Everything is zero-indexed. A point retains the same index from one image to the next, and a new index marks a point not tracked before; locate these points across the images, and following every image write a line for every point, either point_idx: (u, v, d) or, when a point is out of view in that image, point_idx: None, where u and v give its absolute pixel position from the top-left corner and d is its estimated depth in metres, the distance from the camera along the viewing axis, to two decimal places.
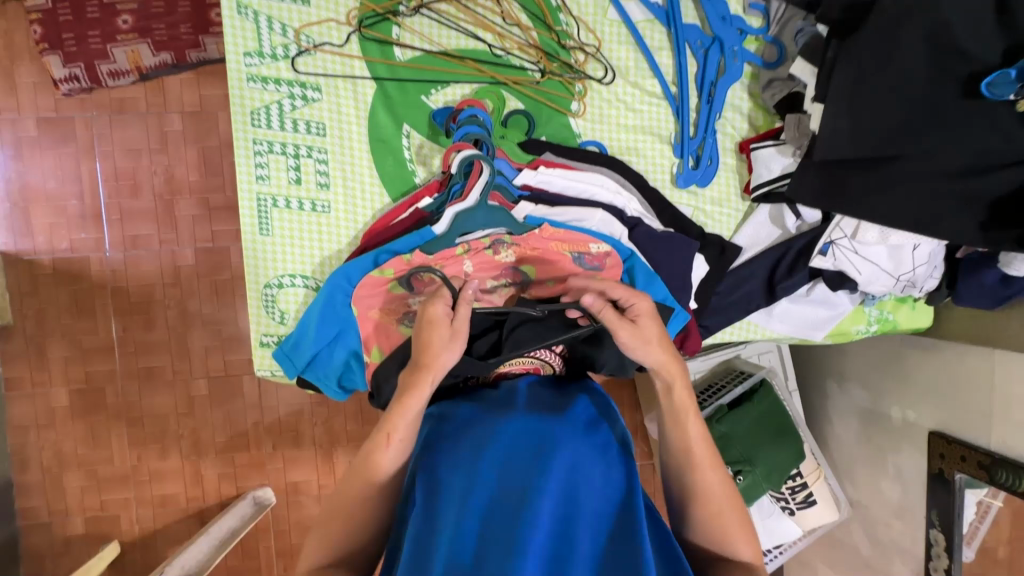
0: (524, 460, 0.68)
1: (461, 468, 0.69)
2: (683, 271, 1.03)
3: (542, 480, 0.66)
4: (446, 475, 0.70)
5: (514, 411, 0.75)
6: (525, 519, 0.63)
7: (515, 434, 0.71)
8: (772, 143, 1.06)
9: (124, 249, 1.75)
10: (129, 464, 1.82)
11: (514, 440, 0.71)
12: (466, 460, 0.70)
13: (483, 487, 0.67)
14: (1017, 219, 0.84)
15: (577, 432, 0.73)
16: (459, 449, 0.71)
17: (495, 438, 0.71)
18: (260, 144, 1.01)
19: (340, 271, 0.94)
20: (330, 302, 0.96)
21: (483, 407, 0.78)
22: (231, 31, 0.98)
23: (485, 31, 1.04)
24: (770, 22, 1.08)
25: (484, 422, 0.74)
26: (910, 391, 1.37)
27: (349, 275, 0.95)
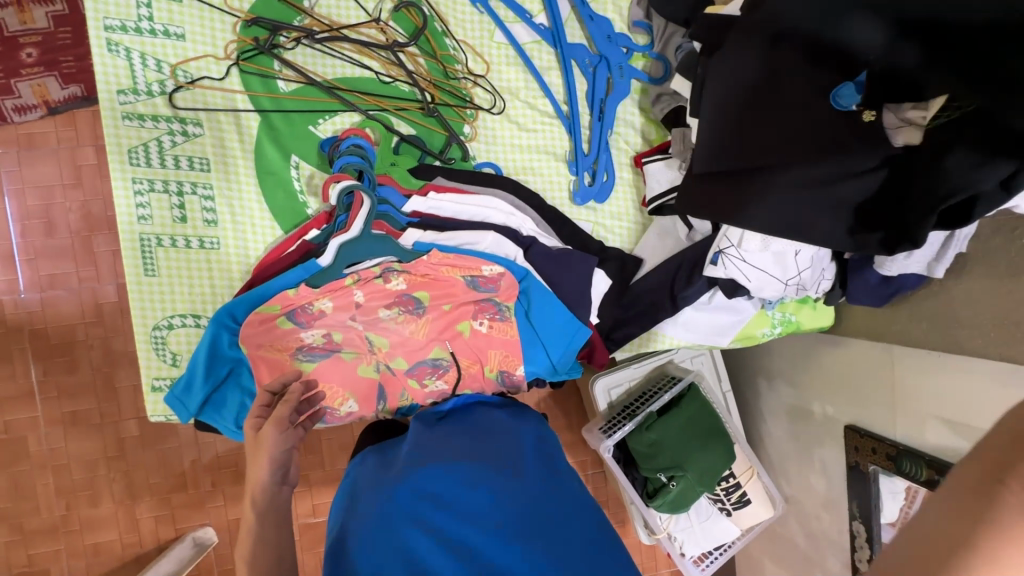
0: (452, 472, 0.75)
1: (381, 501, 0.72)
2: (581, 289, 1.03)
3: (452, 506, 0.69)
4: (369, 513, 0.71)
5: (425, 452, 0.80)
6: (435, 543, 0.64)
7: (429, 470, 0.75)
8: (660, 158, 1.08)
9: (40, 290, 1.68)
10: (57, 514, 1.73)
11: (431, 474, 0.74)
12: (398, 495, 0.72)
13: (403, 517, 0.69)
14: (879, 220, 0.86)
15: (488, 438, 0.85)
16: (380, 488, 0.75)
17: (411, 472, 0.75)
18: (140, 183, 0.98)
19: (222, 309, 0.90)
20: (215, 342, 0.92)
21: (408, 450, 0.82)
22: (100, 68, 0.95)
23: (370, 59, 1.04)
24: (654, 40, 1.11)
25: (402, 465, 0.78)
26: (827, 386, 1.41)
27: (233, 313, 0.91)
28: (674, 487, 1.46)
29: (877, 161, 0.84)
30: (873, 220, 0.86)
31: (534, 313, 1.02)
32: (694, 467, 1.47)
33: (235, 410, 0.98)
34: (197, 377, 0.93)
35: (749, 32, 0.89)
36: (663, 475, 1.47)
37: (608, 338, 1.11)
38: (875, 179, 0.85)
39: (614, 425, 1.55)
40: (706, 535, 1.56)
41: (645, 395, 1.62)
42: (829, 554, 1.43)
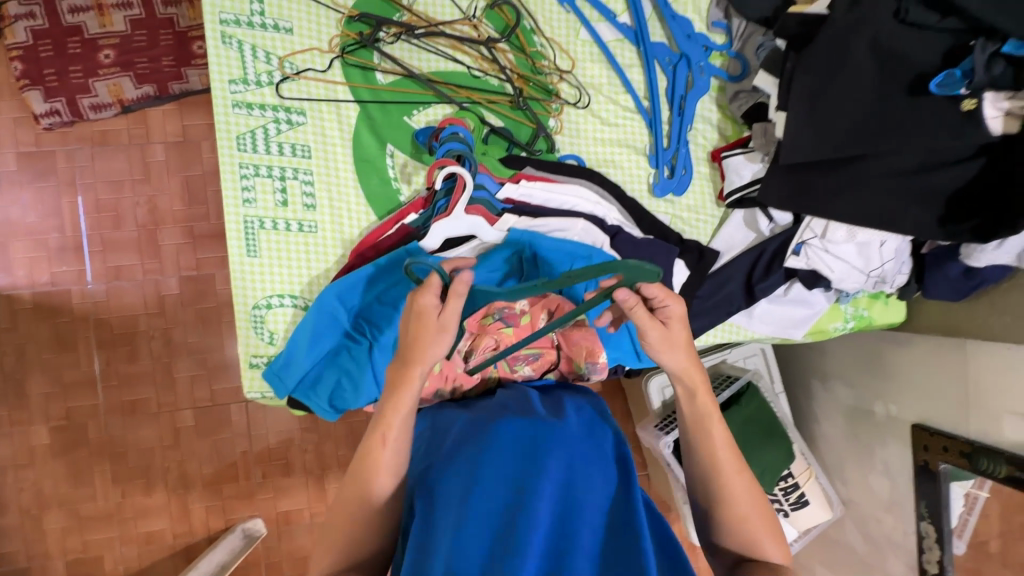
0: (519, 457, 0.72)
1: (464, 454, 0.74)
2: (663, 279, 1.06)
3: (540, 482, 0.67)
4: (454, 475, 0.71)
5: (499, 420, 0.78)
6: (524, 515, 0.64)
7: (510, 433, 0.76)
8: (740, 151, 1.11)
9: (106, 280, 1.73)
10: (113, 501, 1.75)
11: (520, 448, 0.73)
12: (464, 472, 0.71)
13: (490, 488, 0.68)
14: (974, 210, 0.89)
15: (569, 430, 0.77)
16: (462, 448, 0.75)
17: (496, 438, 0.75)
18: (246, 168, 1.02)
19: (331, 292, 0.95)
20: (320, 319, 0.96)
21: (480, 414, 0.83)
22: (215, 60, 1.00)
23: (463, 53, 1.09)
24: (733, 38, 1.15)
25: (474, 437, 0.76)
26: (891, 385, 1.41)
27: (340, 296, 0.96)
28: None
29: (973, 150, 0.88)
30: (967, 207, 0.89)
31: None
32: (753, 465, 1.46)
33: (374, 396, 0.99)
34: (307, 348, 0.97)
35: (844, 32, 0.91)
36: None
37: (685, 329, 1.13)
38: (967, 171, 0.89)
39: (669, 423, 1.56)
40: None
41: None
42: (891, 559, 1.42)
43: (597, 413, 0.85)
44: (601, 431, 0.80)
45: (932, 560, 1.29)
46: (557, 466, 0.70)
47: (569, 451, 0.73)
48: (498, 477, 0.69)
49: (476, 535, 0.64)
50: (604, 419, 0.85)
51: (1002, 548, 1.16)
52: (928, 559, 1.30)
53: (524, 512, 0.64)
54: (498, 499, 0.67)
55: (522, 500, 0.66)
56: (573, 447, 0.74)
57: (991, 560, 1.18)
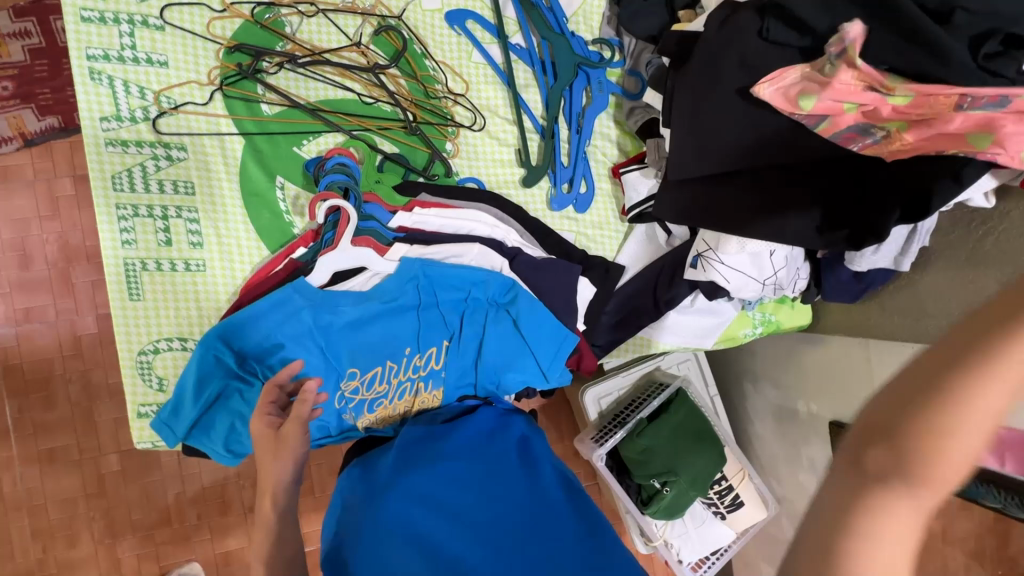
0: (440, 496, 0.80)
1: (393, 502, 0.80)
2: (567, 299, 1.06)
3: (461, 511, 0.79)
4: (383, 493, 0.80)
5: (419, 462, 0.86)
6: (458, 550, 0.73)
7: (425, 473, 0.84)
8: (636, 168, 1.12)
9: (16, 324, 1.64)
10: (33, 558, 1.65)
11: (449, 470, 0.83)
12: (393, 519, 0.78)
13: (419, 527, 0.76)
14: (846, 218, 0.92)
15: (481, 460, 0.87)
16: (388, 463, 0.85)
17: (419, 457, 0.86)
18: (123, 209, 0.97)
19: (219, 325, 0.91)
20: (204, 364, 0.91)
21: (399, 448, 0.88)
22: (84, 97, 0.95)
23: (352, 81, 1.06)
24: (626, 56, 1.17)
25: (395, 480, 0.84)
26: (811, 383, 1.44)
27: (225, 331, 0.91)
28: (668, 492, 1.47)
29: (841, 161, 0.90)
30: (839, 217, 0.93)
31: (524, 323, 1.01)
32: (684, 472, 1.48)
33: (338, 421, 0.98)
34: (202, 392, 0.92)
35: (715, 51, 0.93)
36: (657, 482, 1.48)
37: (595, 346, 1.14)
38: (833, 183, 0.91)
39: (605, 434, 1.55)
40: (700, 541, 1.56)
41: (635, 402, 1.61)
42: None
43: (499, 422, 0.97)
44: (505, 441, 0.93)
45: None
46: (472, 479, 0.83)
47: (483, 469, 0.85)
48: (423, 490, 0.80)
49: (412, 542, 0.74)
50: (507, 429, 0.96)
51: None
52: None
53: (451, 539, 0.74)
54: (429, 511, 0.77)
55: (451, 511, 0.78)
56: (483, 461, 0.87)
57: None
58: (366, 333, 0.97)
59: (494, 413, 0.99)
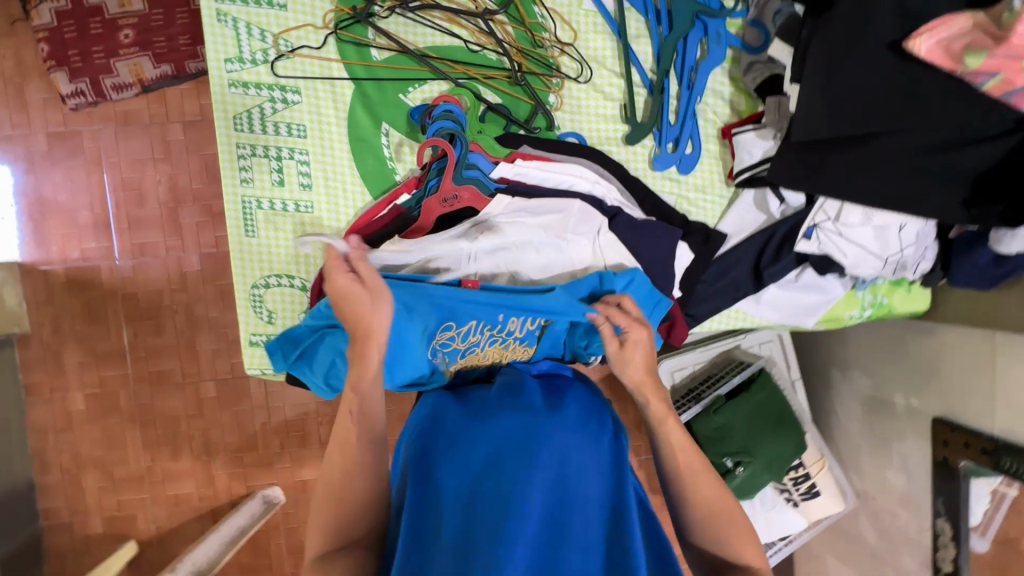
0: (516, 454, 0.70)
1: (466, 451, 0.72)
2: (665, 260, 1.02)
3: (535, 475, 0.68)
4: (450, 455, 0.72)
5: (504, 413, 0.77)
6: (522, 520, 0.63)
7: (506, 426, 0.75)
8: (752, 128, 1.04)
9: (132, 257, 1.80)
10: (143, 465, 1.85)
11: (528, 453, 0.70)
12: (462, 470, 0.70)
13: (487, 488, 0.67)
14: (1000, 193, 0.84)
15: (566, 426, 0.75)
16: (462, 425, 0.77)
17: (497, 426, 0.75)
18: (243, 148, 1.03)
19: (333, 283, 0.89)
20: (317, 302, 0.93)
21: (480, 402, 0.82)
22: (211, 38, 1.00)
23: (460, 27, 1.05)
24: (750, 5, 1.06)
25: (472, 427, 0.76)
26: (914, 376, 1.34)
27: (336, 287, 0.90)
28: (740, 472, 1.43)
29: (1010, 124, 0.81)
30: (992, 189, 0.85)
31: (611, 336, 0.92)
32: (761, 455, 1.43)
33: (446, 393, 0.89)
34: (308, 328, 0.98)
35: None
36: (729, 461, 1.44)
37: (687, 314, 1.09)
38: (992, 153, 0.83)
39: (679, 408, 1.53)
40: (769, 525, 1.53)
41: (712, 378, 1.57)
42: (904, 554, 1.37)
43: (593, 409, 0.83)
44: (597, 427, 0.78)
45: (947, 558, 1.25)
46: (550, 461, 0.70)
47: (564, 458, 0.71)
48: (489, 464, 0.70)
49: (461, 519, 0.65)
50: (601, 418, 0.80)
51: None
52: (942, 557, 1.25)
53: (519, 504, 0.65)
54: (501, 468, 0.69)
55: (513, 492, 0.66)
56: (569, 442, 0.73)
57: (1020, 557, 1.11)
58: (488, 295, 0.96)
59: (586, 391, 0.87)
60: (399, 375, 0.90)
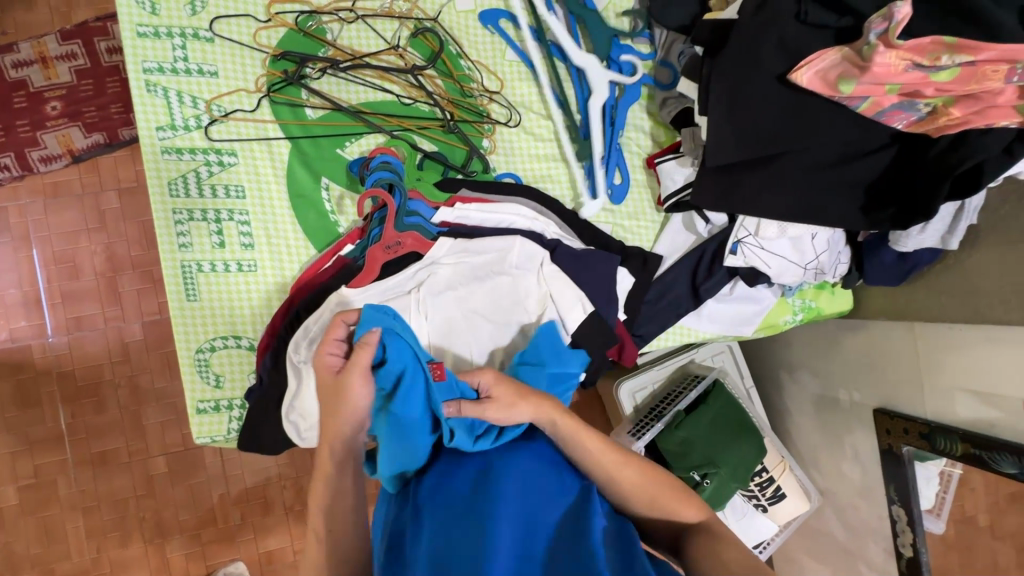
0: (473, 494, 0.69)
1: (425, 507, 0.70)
2: (608, 288, 1.07)
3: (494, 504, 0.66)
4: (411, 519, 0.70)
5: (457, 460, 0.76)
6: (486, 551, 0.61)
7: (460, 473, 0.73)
8: (672, 157, 1.13)
9: (68, 332, 1.71)
10: (88, 557, 1.71)
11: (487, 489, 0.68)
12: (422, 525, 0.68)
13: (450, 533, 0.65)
14: (888, 197, 0.95)
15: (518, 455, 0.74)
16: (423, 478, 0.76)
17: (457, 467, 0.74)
18: (180, 213, 1.02)
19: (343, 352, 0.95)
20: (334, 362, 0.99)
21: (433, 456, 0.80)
22: (141, 108, 1.00)
23: (391, 83, 1.10)
24: (657, 48, 1.17)
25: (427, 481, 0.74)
26: (852, 371, 1.42)
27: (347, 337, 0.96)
28: (708, 484, 1.44)
29: (886, 139, 0.93)
30: (882, 196, 0.95)
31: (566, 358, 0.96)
32: (723, 464, 1.46)
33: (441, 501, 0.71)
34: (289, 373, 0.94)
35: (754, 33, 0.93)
36: (696, 474, 1.45)
37: (634, 335, 1.14)
38: (873, 167, 0.94)
39: (643, 427, 1.53)
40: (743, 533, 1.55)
41: (670, 396, 1.60)
42: (870, 545, 1.41)
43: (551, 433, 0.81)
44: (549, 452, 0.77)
45: (907, 543, 1.29)
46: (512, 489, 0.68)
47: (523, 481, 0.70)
48: (450, 508, 0.68)
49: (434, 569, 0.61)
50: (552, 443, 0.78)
51: (993, 520, 1.11)
52: (902, 542, 1.31)
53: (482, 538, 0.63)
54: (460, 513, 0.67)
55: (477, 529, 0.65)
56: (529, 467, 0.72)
57: (982, 534, 1.14)
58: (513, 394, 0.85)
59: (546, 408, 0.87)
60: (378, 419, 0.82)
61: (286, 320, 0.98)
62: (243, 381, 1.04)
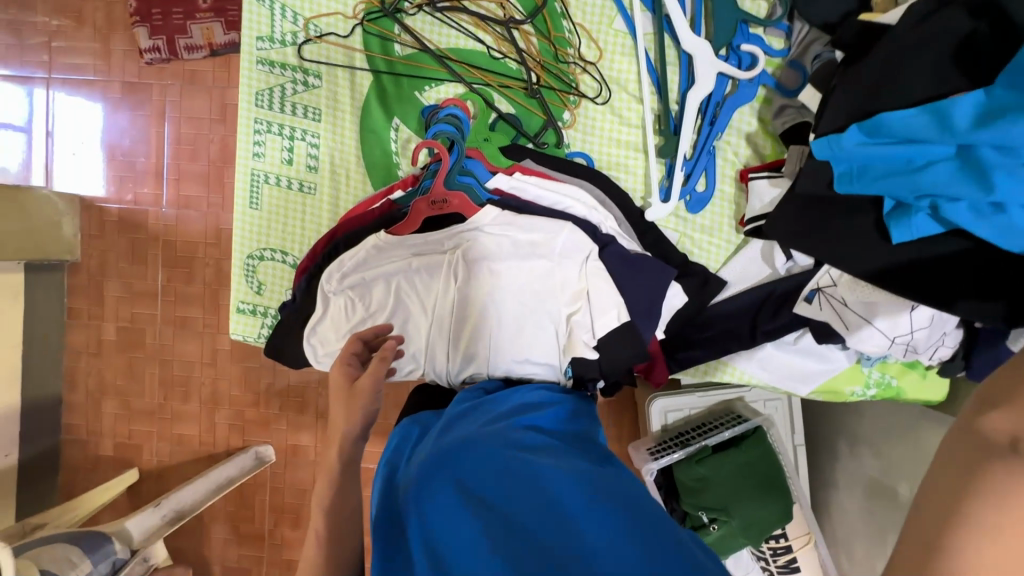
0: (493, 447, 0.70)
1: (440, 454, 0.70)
2: (652, 300, 0.98)
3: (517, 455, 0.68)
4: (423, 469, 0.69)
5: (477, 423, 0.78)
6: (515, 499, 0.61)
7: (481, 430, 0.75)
8: (768, 175, 0.98)
9: (177, 207, 1.90)
10: (157, 401, 1.98)
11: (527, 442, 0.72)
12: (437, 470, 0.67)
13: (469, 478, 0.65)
14: (1001, 290, 0.77)
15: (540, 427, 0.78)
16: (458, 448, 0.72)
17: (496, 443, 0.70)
18: (259, 124, 1.06)
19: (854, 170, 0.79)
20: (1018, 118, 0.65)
21: (452, 417, 0.82)
22: (248, 16, 1.04)
23: (484, 33, 1.04)
24: (792, 44, 0.99)
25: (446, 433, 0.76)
26: (923, 468, 1.21)
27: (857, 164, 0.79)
28: (715, 530, 1.36)
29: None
30: (989, 285, 0.78)
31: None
32: (737, 517, 1.34)
33: (856, 156, 0.78)
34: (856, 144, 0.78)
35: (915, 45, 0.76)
36: (705, 515, 1.37)
37: (670, 357, 1.04)
38: (994, 249, 0.77)
39: (663, 450, 1.45)
40: None
41: (704, 426, 1.47)
42: None
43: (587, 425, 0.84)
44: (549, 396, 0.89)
45: None
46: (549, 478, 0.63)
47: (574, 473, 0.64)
48: (463, 462, 0.67)
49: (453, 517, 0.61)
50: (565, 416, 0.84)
51: None
52: None
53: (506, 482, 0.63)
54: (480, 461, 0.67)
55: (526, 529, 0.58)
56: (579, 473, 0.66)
57: None
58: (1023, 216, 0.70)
59: (546, 393, 0.90)
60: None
61: (325, 250, 1.01)
62: (280, 295, 1.09)
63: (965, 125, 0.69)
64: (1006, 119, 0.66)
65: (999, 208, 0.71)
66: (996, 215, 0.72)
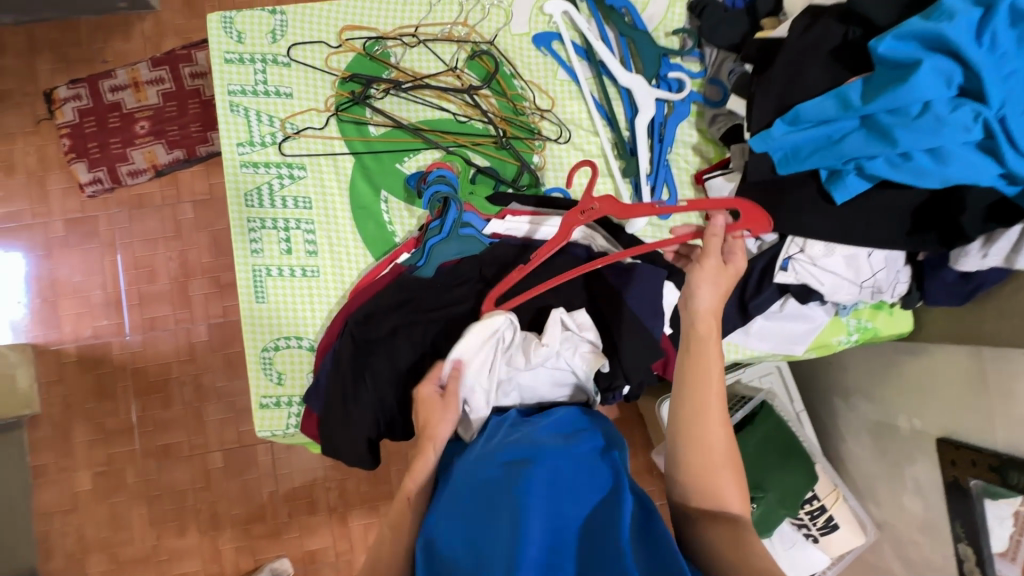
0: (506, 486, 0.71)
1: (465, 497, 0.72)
2: (655, 302, 1.06)
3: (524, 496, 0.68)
4: (444, 516, 0.73)
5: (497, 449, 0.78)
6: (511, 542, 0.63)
7: (499, 462, 0.75)
8: (721, 173, 1.14)
9: (143, 331, 1.78)
10: (149, 543, 1.76)
11: (500, 465, 0.75)
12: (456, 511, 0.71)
13: (482, 528, 0.67)
14: (936, 221, 0.93)
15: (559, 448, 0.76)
16: (444, 505, 0.74)
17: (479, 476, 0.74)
18: (253, 222, 1.11)
19: (785, 150, 0.95)
20: (895, 92, 0.81)
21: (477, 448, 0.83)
22: (225, 126, 1.11)
23: (448, 102, 1.16)
24: (707, 66, 1.19)
25: (468, 469, 0.77)
26: (914, 399, 1.35)
27: (785, 146, 0.94)
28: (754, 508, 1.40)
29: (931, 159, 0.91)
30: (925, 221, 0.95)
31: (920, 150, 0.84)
32: (773, 488, 1.42)
33: (785, 143, 0.94)
34: (785, 133, 0.94)
35: (803, 52, 0.95)
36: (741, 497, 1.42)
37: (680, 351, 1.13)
38: (918, 192, 0.92)
39: None
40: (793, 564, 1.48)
41: None
42: None
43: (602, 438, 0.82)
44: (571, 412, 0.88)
45: None
46: (540, 486, 0.69)
47: (565, 462, 0.74)
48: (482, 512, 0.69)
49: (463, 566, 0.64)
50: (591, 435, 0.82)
51: None
52: None
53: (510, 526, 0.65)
54: (492, 506, 0.69)
55: (552, 541, 0.65)
56: (558, 467, 0.73)
57: None
58: (925, 165, 0.85)
59: (575, 413, 0.88)
60: (915, 53, 0.80)
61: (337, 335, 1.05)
62: (303, 380, 1.11)
63: (861, 101, 0.86)
64: (887, 92, 0.82)
65: (908, 157, 0.86)
66: (908, 163, 0.86)
